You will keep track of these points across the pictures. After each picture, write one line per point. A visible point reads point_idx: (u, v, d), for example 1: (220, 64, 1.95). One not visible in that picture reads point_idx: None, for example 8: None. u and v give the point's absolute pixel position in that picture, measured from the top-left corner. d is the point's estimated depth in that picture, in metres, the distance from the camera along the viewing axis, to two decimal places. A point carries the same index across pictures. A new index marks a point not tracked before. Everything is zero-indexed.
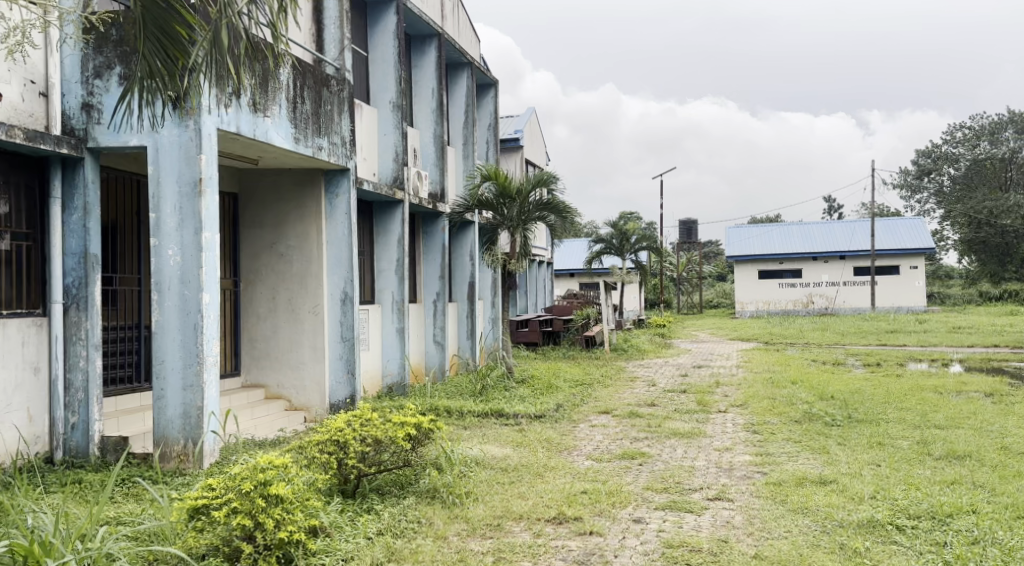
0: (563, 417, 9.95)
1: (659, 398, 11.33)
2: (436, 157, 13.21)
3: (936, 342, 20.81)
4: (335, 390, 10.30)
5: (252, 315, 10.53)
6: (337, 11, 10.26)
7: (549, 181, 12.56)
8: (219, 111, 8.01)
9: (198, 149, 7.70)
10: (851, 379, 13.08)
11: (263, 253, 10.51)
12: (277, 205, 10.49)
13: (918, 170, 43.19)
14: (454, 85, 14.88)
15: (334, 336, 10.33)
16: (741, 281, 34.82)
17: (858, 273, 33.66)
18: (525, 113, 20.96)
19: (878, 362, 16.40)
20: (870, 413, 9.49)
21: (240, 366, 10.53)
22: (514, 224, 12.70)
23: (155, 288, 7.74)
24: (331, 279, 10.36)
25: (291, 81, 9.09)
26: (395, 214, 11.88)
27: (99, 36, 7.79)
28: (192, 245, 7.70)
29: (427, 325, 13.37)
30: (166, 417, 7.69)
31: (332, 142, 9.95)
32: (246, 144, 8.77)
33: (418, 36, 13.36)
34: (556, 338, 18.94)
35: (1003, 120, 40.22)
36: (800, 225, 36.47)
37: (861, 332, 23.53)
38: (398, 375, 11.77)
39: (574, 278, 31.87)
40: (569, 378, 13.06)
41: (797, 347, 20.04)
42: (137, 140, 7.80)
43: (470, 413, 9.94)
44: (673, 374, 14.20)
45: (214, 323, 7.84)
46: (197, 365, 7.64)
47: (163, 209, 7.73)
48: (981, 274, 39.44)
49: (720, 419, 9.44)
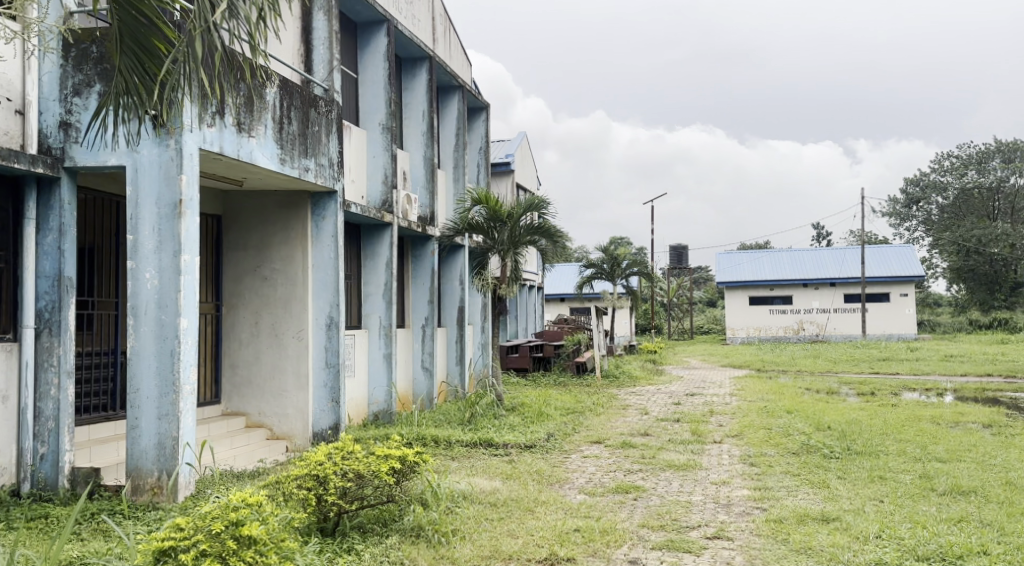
0: (555, 447, 9.66)
1: (652, 427, 11.05)
2: (426, 181, 12.98)
3: (929, 371, 20.60)
4: (318, 419, 10.00)
5: (234, 340, 10.23)
6: (326, 32, 10.06)
7: (541, 205, 12.34)
8: (203, 130, 7.76)
9: (178, 169, 7.44)
10: (847, 408, 12.82)
11: (247, 276, 10.24)
12: (262, 227, 10.24)
13: (907, 198, 43.30)
14: (445, 108, 14.70)
15: (319, 362, 10.03)
16: (731, 307, 34.65)
17: (849, 300, 33.55)
18: (516, 137, 20.84)
19: (872, 391, 16.16)
20: (870, 445, 9.23)
21: (221, 394, 10.21)
22: (505, 248, 12.46)
23: (132, 313, 7.46)
24: (316, 303, 10.08)
25: (277, 102, 8.86)
26: (384, 237, 11.62)
27: (80, 53, 7.55)
28: (170, 268, 7.42)
29: (415, 351, 13.08)
30: (140, 447, 7.38)
31: (319, 163, 9.71)
32: (229, 164, 8.52)
33: (409, 58, 13.19)
34: (547, 363, 18.65)
35: (990, 149, 40.42)
36: (790, 252, 36.41)
37: (853, 360, 23.33)
38: (385, 403, 11.46)
39: (565, 303, 31.65)
40: (560, 405, 12.77)
41: (790, 375, 19.80)
42: (116, 160, 7.54)
43: (458, 443, 9.65)
44: (666, 402, 13.92)
45: (192, 349, 7.55)
46: (173, 393, 7.34)
47: (141, 232, 7.47)
48: (970, 302, 39.42)
49: (715, 451, 9.17)
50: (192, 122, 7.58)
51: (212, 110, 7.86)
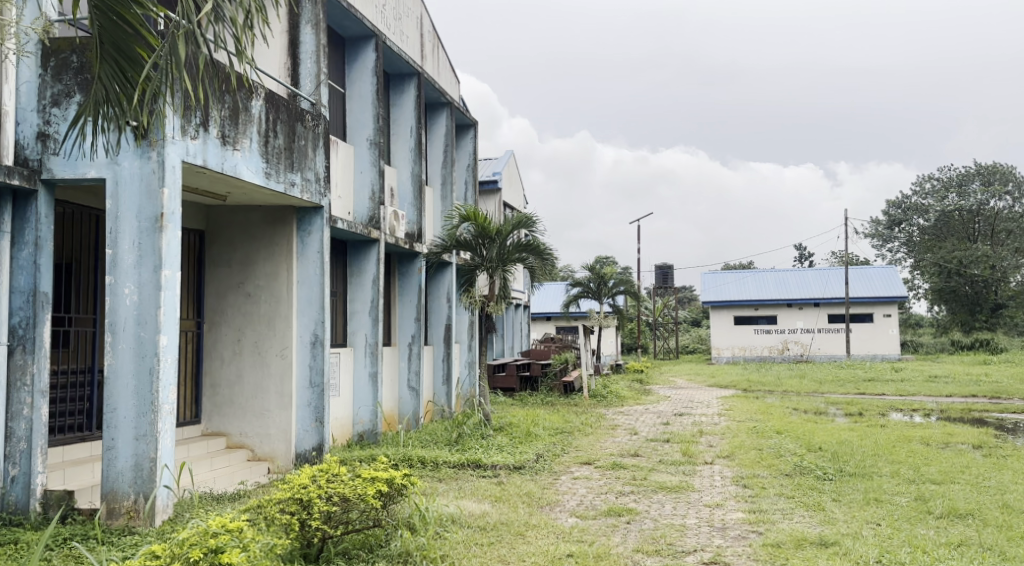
0: (544, 468, 9.47)
1: (642, 448, 10.88)
2: (413, 197, 12.82)
3: (915, 391, 20.54)
4: (301, 439, 9.77)
5: (215, 358, 9.99)
6: (314, 45, 9.93)
7: (530, 222, 12.23)
8: (185, 142, 7.57)
9: (160, 182, 7.25)
10: (837, 429, 12.70)
11: (229, 293, 10.01)
12: (246, 243, 10.04)
13: (889, 220, 43.57)
14: (433, 125, 14.58)
15: (303, 381, 9.82)
16: (717, 327, 34.61)
17: (833, 320, 33.61)
18: (504, 155, 20.76)
19: (860, 411, 16.07)
20: (863, 466, 9.09)
21: (201, 413, 9.96)
22: (494, 265, 12.29)
23: (110, 329, 7.23)
24: (301, 321, 9.88)
25: (263, 114, 8.70)
26: (370, 254, 11.45)
27: (59, 62, 7.37)
28: (150, 284, 7.21)
29: (401, 369, 12.87)
30: (116, 469, 7.14)
31: (305, 178, 9.54)
32: (213, 178, 8.33)
33: (397, 74, 13.06)
34: (534, 383, 18.45)
35: (970, 172, 40.78)
36: (775, 272, 36.49)
37: (838, 381, 23.25)
38: (370, 423, 11.24)
39: (550, 321, 31.51)
40: (548, 425, 12.58)
41: (777, 395, 19.70)
42: (95, 172, 7.33)
43: (445, 464, 9.45)
44: (655, 422, 13.76)
45: (172, 367, 7.33)
46: (152, 413, 7.11)
47: (120, 246, 7.25)
48: (952, 323, 39.59)
49: (707, 472, 9.02)
50: (174, 134, 7.40)
51: (195, 122, 7.68)
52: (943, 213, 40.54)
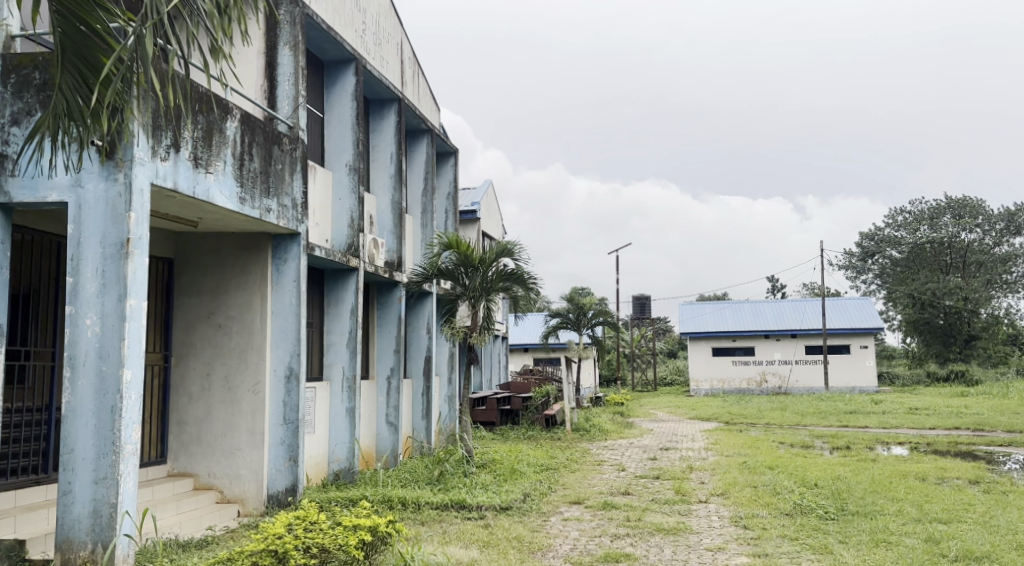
0: (531, 509, 9.02)
1: (631, 485, 10.46)
2: (393, 225, 12.41)
3: (898, 424, 20.27)
4: (274, 479, 9.23)
5: (182, 393, 9.46)
6: (292, 67, 9.54)
7: (514, 250, 11.87)
8: (155, 164, 7.11)
9: (127, 205, 6.78)
10: (828, 464, 12.34)
11: (199, 324, 9.51)
12: (217, 271, 9.56)
13: (862, 252, 43.72)
14: (412, 152, 14.24)
15: (276, 418, 9.30)
16: (694, 359, 34.36)
17: (810, 352, 33.53)
18: (482, 185, 20.47)
19: (846, 445, 15.73)
20: (863, 502, 8.72)
21: (167, 452, 9.41)
22: (477, 295, 11.82)
23: (68, 364, 6.72)
24: (275, 353, 9.39)
25: (238, 136, 8.29)
26: (349, 283, 11.02)
27: (20, 79, 6.90)
28: (114, 314, 6.72)
29: (380, 404, 12.38)
30: (73, 516, 6.61)
31: (281, 204, 9.11)
32: (183, 203, 7.88)
33: (377, 100, 12.71)
34: (515, 416, 17.99)
35: (941, 205, 41.02)
36: (751, 303, 36.41)
37: (820, 413, 22.97)
38: (347, 461, 10.71)
39: (528, 353, 31.12)
40: (533, 462, 12.11)
41: (761, 428, 19.35)
42: (57, 195, 6.84)
43: (427, 505, 8.98)
44: (641, 457, 13.35)
45: (136, 405, 6.81)
46: (113, 455, 6.60)
47: (82, 273, 6.77)
48: (927, 354, 39.66)
49: (703, 512, 8.61)
50: (143, 154, 6.94)
51: (165, 143, 7.22)
52: (915, 246, 40.67)
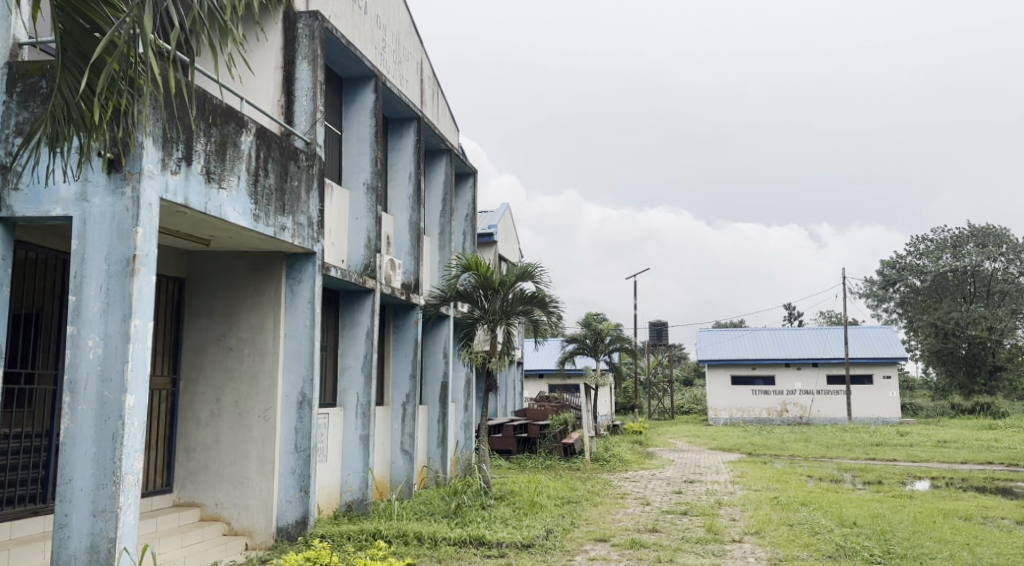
0: (555, 546, 8.54)
1: (659, 521, 9.97)
2: (411, 246, 12.02)
3: (929, 457, 19.62)
4: (284, 511, 8.79)
5: (190, 420, 9.05)
6: (310, 82, 9.18)
7: (535, 273, 11.49)
8: (165, 177, 6.73)
9: (134, 221, 6.39)
10: (863, 500, 11.77)
11: (210, 346, 9.13)
12: (229, 291, 9.18)
13: (884, 280, 42.53)
14: (431, 172, 13.87)
15: (287, 446, 8.87)
16: (712, 387, 33.76)
17: (832, 381, 32.85)
18: (500, 208, 20.12)
19: (878, 479, 15.12)
20: (910, 544, 8.17)
21: (173, 481, 8.97)
22: (496, 318, 11.51)
23: (68, 389, 6.31)
24: (287, 378, 8.97)
25: (253, 151, 7.94)
26: (364, 306, 10.63)
27: (26, 88, 6.51)
28: (118, 335, 6.33)
29: (394, 431, 11.93)
30: (69, 551, 6.20)
31: (296, 222, 8.72)
32: (194, 220, 7.50)
33: (396, 118, 12.37)
34: (532, 445, 17.49)
35: (964, 233, 40.37)
36: (770, 331, 35.78)
37: (845, 444, 22.32)
38: (359, 491, 10.23)
39: (544, 379, 30.71)
40: (553, 494, 11.60)
41: (786, 460, 18.76)
42: (61, 210, 6.47)
43: (445, 541, 8.55)
44: (666, 490, 12.81)
45: (139, 432, 6.39)
46: (113, 486, 6.18)
47: (85, 292, 6.38)
48: (951, 385, 38.86)
49: (738, 553, 8.12)
50: (153, 167, 6.58)
51: (177, 157, 6.85)
52: (938, 276, 39.67)
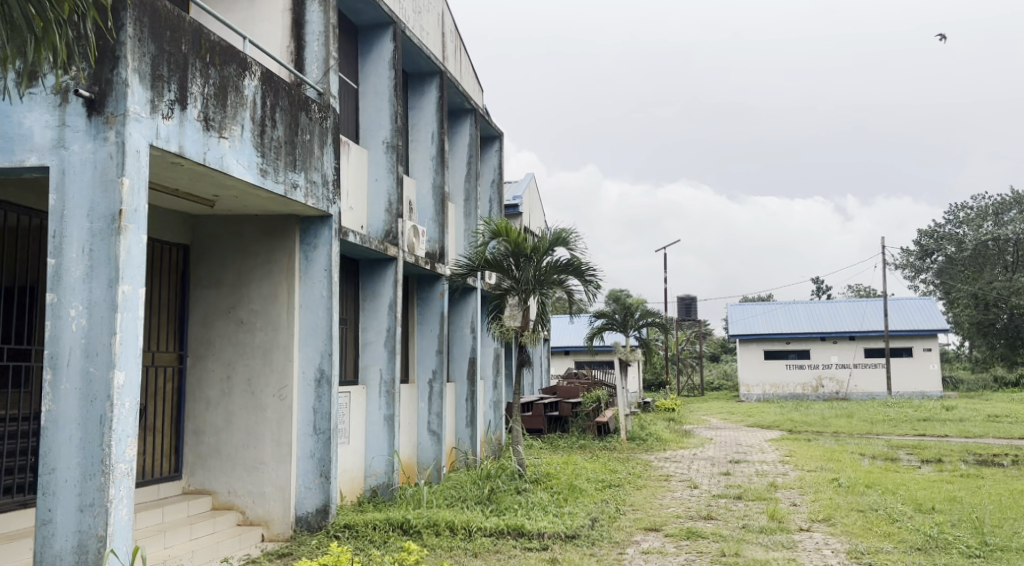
0: (603, 537, 7.68)
1: (713, 508, 9.06)
2: (435, 212, 11.12)
3: (984, 432, 18.57)
4: (302, 498, 7.97)
5: (199, 399, 8.23)
6: (322, 25, 8.18)
7: (569, 238, 10.53)
8: (156, 122, 5.85)
9: (118, 170, 5.53)
10: (930, 480, 10.80)
11: (219, 319, 8.28)
12: (239, 259, 8.33)
13: (921, 250, 41.33)
14: (454, 134, 12.92)
15: (305, 427, 8.03)
16: (744, 363, 32.79)
17: (870, 354, 31.66)
18: (526, 177, 19.21)
19: (939, 457, 14.10)
20: (1011, 534, 7.18)
21: (183, 467, 8.18)
22: (528, 289, 10.60)
23: (50, 365, 5.48)
24: (304, 353, 8.13)
25: (259, 97, 7.05)
26: (387, 275, 9.76)
27: None
28: (103, 304, 5.47)
29: (420, 411, 11.10)
30: (54, 552, 5.40)
31: (309, 180, 7.82)
32: (192, 174, 6.61)
33: (416, 73, 11.43)
34: (564, 424, 16.72)
35: (1007, 201, 38.88)
36: (804, 304, 34.64)
37: (891, 420, 21.30)
38: (385, 476, 9.42)
39: (570, 355, 30.03)
40: (591, 477, 10.71)
41: (832, 437, 17.79)
42: (36, 159, 5.59)
43: (480, 532, 7.76)
44: (712, 471, 11.91)
45: (131, 415, 5.56)
46: (101, 476, 5.36)
47: (66, 254, 5.53)
48: (992, 357, 37.63)
49: (811, 545, 7.21)
50: (141, 110, 5.70)
51: (167, 98, 5.96)
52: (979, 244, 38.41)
